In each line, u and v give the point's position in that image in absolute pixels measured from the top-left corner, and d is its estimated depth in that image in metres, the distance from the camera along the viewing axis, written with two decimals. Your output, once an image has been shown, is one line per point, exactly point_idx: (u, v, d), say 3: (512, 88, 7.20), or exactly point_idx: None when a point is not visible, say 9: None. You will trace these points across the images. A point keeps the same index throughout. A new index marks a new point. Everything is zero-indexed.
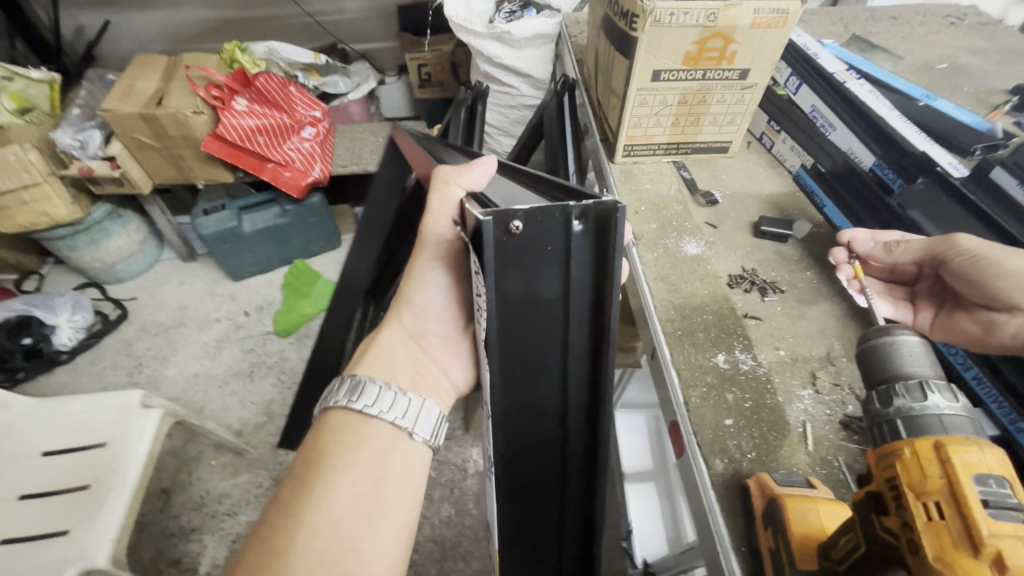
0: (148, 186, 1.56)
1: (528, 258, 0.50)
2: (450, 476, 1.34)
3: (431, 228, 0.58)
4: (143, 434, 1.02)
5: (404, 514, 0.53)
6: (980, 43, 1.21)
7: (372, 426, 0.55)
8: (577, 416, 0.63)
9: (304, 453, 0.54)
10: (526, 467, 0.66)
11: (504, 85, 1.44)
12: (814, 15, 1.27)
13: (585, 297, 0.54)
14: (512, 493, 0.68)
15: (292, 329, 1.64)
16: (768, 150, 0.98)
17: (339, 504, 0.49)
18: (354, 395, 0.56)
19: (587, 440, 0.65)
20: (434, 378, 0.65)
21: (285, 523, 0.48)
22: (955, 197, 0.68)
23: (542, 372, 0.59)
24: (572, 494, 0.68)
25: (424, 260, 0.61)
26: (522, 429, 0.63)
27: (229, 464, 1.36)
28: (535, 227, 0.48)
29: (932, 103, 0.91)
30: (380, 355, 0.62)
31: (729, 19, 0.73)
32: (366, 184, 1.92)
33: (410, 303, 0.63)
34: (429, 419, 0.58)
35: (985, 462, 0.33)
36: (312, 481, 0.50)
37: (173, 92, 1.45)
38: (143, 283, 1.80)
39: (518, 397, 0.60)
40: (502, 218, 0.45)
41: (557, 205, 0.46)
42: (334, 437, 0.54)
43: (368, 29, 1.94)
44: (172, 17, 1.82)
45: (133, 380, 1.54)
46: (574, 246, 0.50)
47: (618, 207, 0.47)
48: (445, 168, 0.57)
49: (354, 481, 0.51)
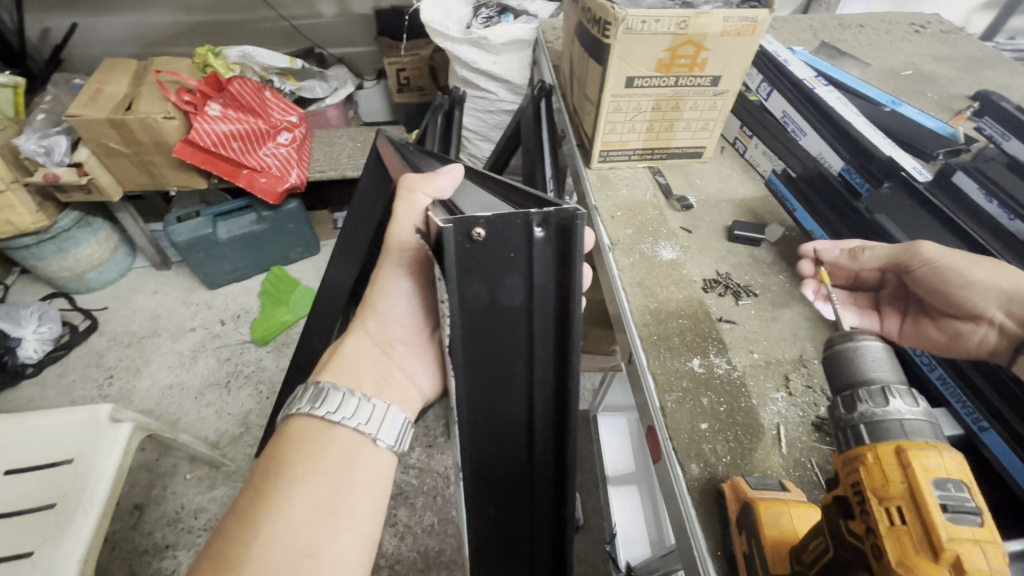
0: (118, 194, 1.53)
1: (490, 265, 0.50)
2: (433, 484, 1.33)
3: (396, 236, 0.60)
4: (113, 450, 0.99)
5: (367, 521, 0.51)
6: (943, 50, 1.24)
7: (334, 433, 0.54)
8: (545, 424, 0.63)
9: (264, 460, 0.52)
10: (495, 475, 0.65)
11: (482, 90, 1.44)
12: (784, 22, 1.30)
13: (549, 303, 0.54)
14: (481, 502, 0.67)
15: (270, 337, 1.61)
16: (741, 155, 0.99)
17: (297, 513, 0.48)
18: (316, 402, 0.55)
19: (556, 448, 0.65)
20: (400, 385, 0.64)
21: (242, 532, 0.47)
22: (919, 200, 0.70)
23: (507, 379, 0.59)
24: (541, 502, 0.68)
25: (388, 266, 0.62)
26: (489, 436, 0.63)
27: (205, 477, 1.33)
28: (496, 234, 0.48)
29: (898, 109, 0.94)
30: (344, 363, 0.61)
31: (699, 27, 0.74)
32: (345, 190, 1.90)
33: (375, 309, 0.62)
34: (394, 425, 0.57)
35: (943, 466, 0.34)
36: (270, 489, 0.49)
37: (143, 97, 1.41)
38: (115, 292, 1.75)
39: (484, 404, 0.60)
40: (464, 225, 0.47)
41: (518, 212, 0.48)
42: (295, 444, 0.53)
43: (345, 33, 1.93)
44: (142, 21, 1.78)
45: (103, 393, 1.49)
46: (536, 253, 0.50)
47: (578, 214, 0.47)
48: (410, 177, 0.60)
49: (314, 489, 0.50)
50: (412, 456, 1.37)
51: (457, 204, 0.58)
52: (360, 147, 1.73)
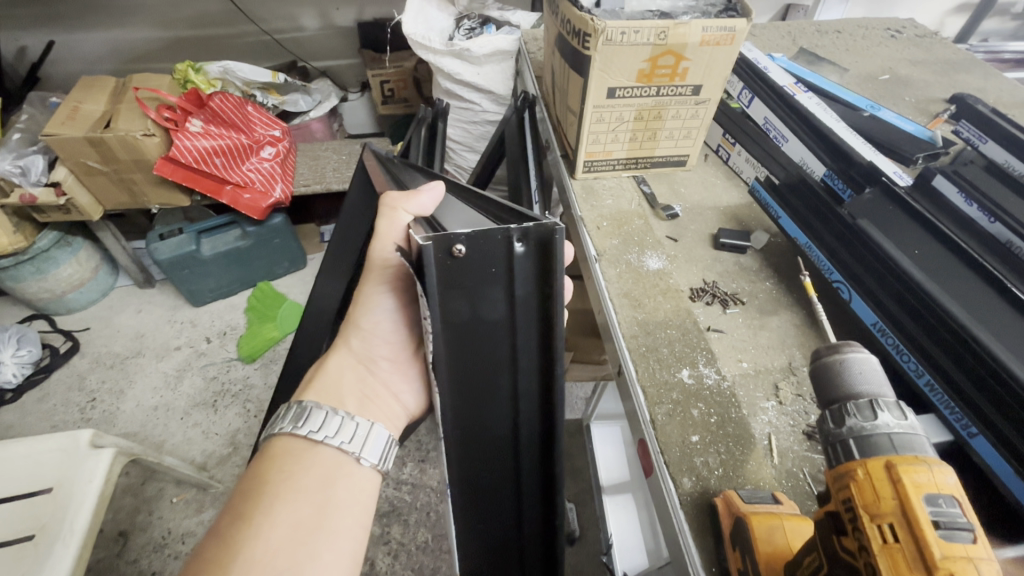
0: (98, 213, 1.50)
1: (471, 280, 0.49)
2: (426, 499, 1.31)
3: (379, 252, 0.58)
4: (94, 477, 0.96)
5: (350, 542, 0.50)
6: (919, 54, 1.27)
7: (317, 452, 0.53)
8: (532, 437, 0.62)
9: (244, 481, 0.50)
10: (482, 490, 0.64)
11: (466, 101, 1.43)
12: (763, 29, 1.32)
13: (530, 316, 0.54)
14: (469, 518, 0.65)
15: (256, 355, 1.58)
16: (725, 162, 1.00)
17: (277, 534, 0.46)
18: (299, 421, 0.53)
19: (543, 462, 0.64)
20: (384, 403, 0.62)
21: (219, 555, 0.45)
22: (902, 205, 0.69)
23: (492, 393, 0.58)
24: (529, 515, 0.66)
25: (370, 284, 0.60)
26: (474, 450, 0.62)
27: (192, 500, 1.30)
28: (476, 251, 0.48)
29: (877, 113, 0.95)
30: (328, 380, 0.60)
31: (678, 37, 0.74)
32: (331, 203, 1.89)
33: (357, 327, 0.61)
34: (378, 442, 0.56)
35: (934, 480, 0.34)
36: (251, 510, 0.48)
37: (122, 114, 1.40)
38: (96, 312, 1.72)
39: (469, 418, 0.59)
40: (444, 242, 0.46)
41: (498, 228, 0.47)
42: (276, 464, 0.51)
43: (328, 46, 1.92)
44: (121, 37, 1.76)
45: (86, 417, 1.46)
46: (517, 266, 0.49)
47: (557, 229, 0.47)
48: (392, 195, 0.58)
49: (296, 509, 0.48)
50: (404, 472, 1.35)
51: (439, 220, 0.57)
52: (345, 160, 1.72)
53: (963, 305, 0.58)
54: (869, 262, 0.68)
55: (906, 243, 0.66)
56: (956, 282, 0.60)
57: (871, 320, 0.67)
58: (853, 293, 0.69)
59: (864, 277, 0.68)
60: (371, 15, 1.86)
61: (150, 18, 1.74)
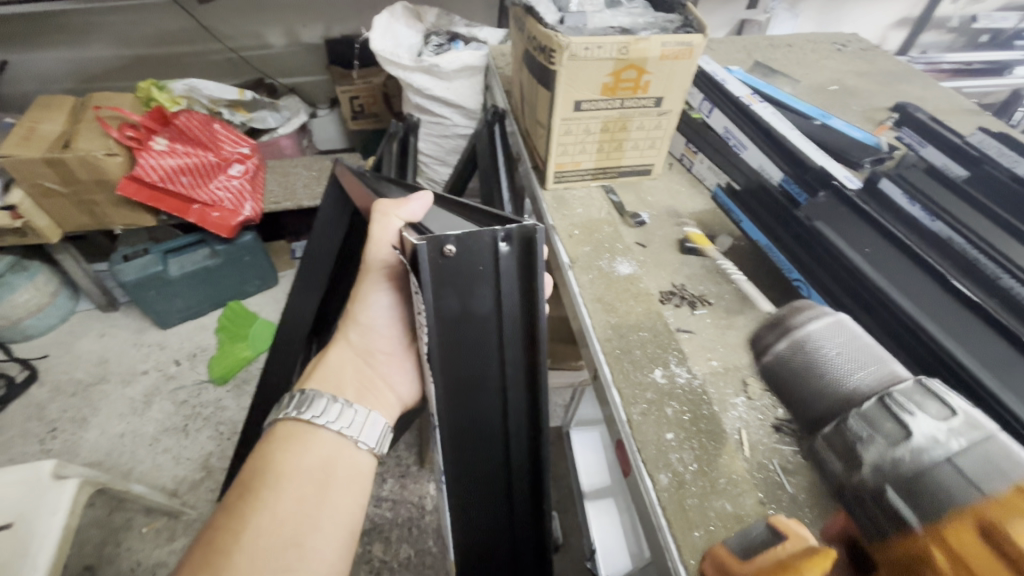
0: (57, 236, 1.45)
1: (459, 279, 0.51)
2: (409, 515, 1.29)
3: (375, 255, 0.59)
4: (57, 509, 0.92)
5: (349, 517, 0.52)
6: (863, 66, 1.35)
7: (318, 435, 0.54)
8: (521, 441, 0.63)
9: (250, 461, 0.52)
10: (474, 488, 0.64)
11: (436, 116, 1.45)
12: (720, 44, 1.38)
13: (516, 313, 0.54)
14: (464, 516, 0.65)
15: (228, 376, 1.54)
16: (689, 170, 1.04)
17: (282, 507, 0.48)
18: (302, 407, 0.55)
19: (531, 465, 0.64)
20: (380, 393, 0.63)
21: (230, 523, 0.47)
22: (851, 206, 0.73)
23: (480, 389, 0.58)
24: (520, 512, 0.66)
25: (367, 283, 0.61)
26: (465, 448, 0.62)
27: (163, 529, 1.26)
28: (465, 250, 0.49)
29: (827, 122, 1.00)
30: (328, 372, 0.61)
31: (639, 52, 0.77)
32: (303, 219, 1.87)
33: (356, 322, 0.62)
34: (375, 429, 0.57)
35: None
36: (258, 484, 0.50)
37: (81, 134, 1.37)
38: (56, 338, 1.65)
39: (458, 416, 0.59)
40: (435, 243, 0.47)
41: (484, 229, 0.48)
42: (279, 445, 0.53)
43: (296, 63, 1.92)
44: (80, 56, 1.72)
45: (46, 448, 1.39)
46: (503, 265, 0.51)
47: (539, 229, 0.48)
48: (382, 201, 0.59)
49: (298, 484, 0.50)
50: (385, 488, 1.33)
51: (425, 224, 0.58)
52: (316, 175, 1.71)
53: (910, 296, 0.63)
54: (823, 257, 0.72)
55: (857, 241, 0.70)
56: (902, 273, 0.65)
57: (827, 313, 0.71)
58: (810, 288, 0.74)
59: (817, 271, 0.72)
60: (339, 32, 1.87)
61: (111, 36, 1.71)
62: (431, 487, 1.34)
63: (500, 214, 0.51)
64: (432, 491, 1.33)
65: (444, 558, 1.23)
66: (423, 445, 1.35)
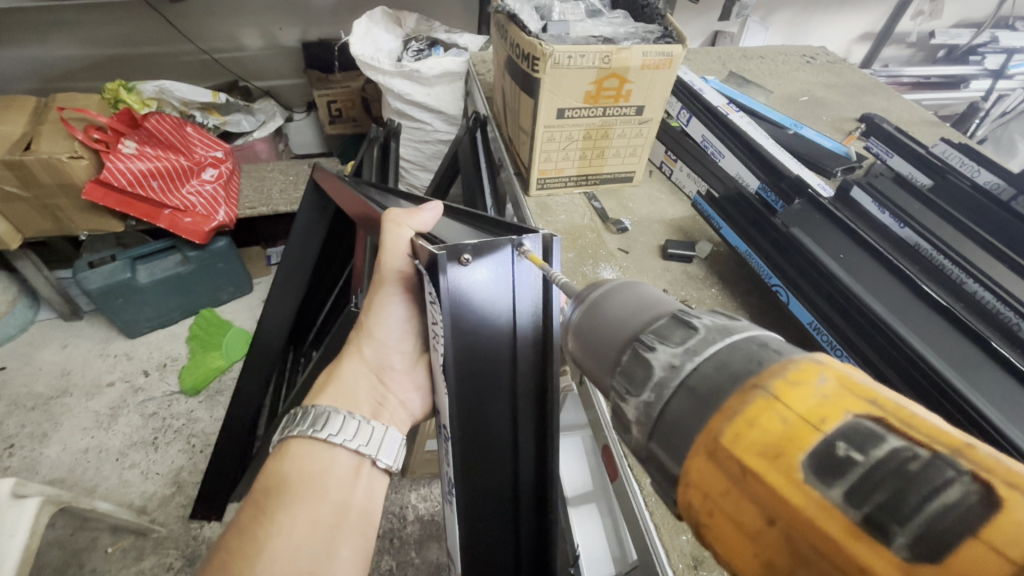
0: (17, 241, 1.39)
1: (477, 284, 0.51)
2: (389, 525, 1.27)
3: (388, 265, 0.58)
4: (16, 531, 0.87)
5: (365, 541, 0.51)
6: (831, 78, 1.40)
7: (334, 455, 0.53)
8: (529, 469, 0.60)
9: (262, 480, 0.51)
10: (483, 514, 0.59)
11: (416, 122, 1.44)
12: (696, 54, 1.42)
13: (529, 322, 0.55)
14: (474, 549, 0.59)
15: (200, 387, 1.49)
16: (669, 177, 1.07)
17: (299, 530, 0.47)
18: (318, 424, 0.54)
19: (539, 493, 0.61)
20: (393, 410, 0.62)
21: (242, 548, 0.46)
22: (826, 214, 0.75)
23: (490, 402, 0.56)
24: (526, 538, 0.62)
25: (381, 295, 0.59)
26: (478, 469, 0.58)
27: (130, 548, 1.20)
28: (483, 259, 0.51)
29: (800, 131, 1.04)
30: (343, 387, 0.59)
31: (621, 61, 0.78)
32: (278, 224, 1.83)
33: (371, 335, 0.61)
34: (392, 445, 0.57)
35: (785, 404, 0.24)
36: (274, 508, 0.48)
37: (44, 136, 1.31)
38: (14, 350, 1.57)
39: (472, 432, 0.57)
40: (454, 252, 0.49)
41: (503, 239, 0.51)
42: (294, 465, 0.52)
43: (271, 66, 1.88)
44: (42, 55, 1.65)
45: (3, 466, 1.32)
46: (518, 270, 0.53)
47: (555, 237, 0.52)
48: (394, 211, 0.59)
49: (315, 507, 0.49)
50: None
51: (439, 236, 0.58)
52: (292, 180, 1.67)
53: (882, 301, 0.65)
54: (802, 266, 0.74)
55: (831, 247, 0.72)
56: (876, 280, 0.67)
57: (806, 319, 0.73)
58: (790, 296, 0.75)
59: (799, 282, 0.74)
60: (315, 35, 1.85)
61: (78, 36, 1.65)
62: (412, 496, 1.32)
63: (515, 225, 0.55)
64: (413, 500, 1.31)
65: (427, 569, 1.21)
66: None
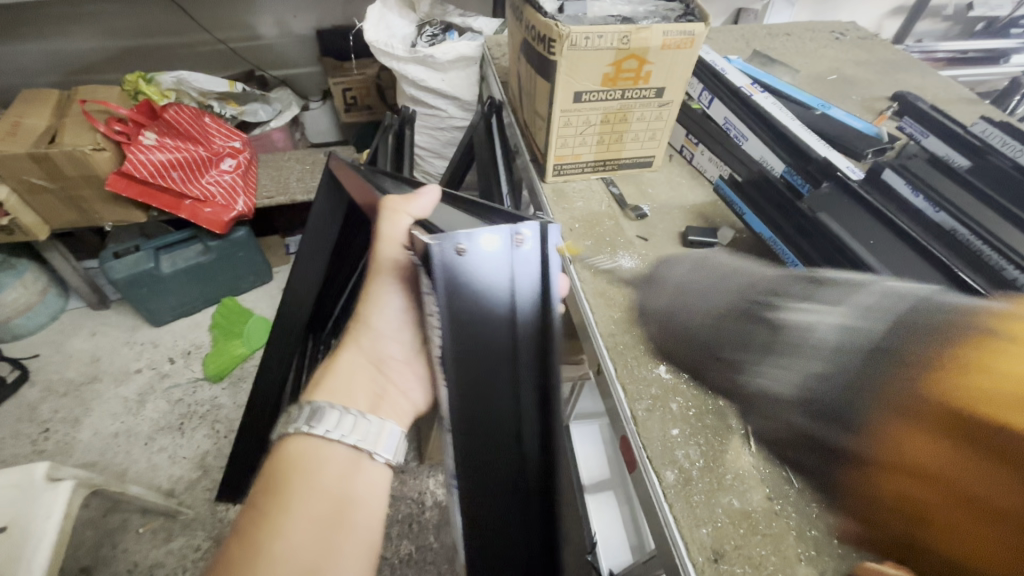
0: (45, 232, 1.42)
1: (473, 272, 0.53)
2: (408, 511, 1.29)
3: (385, 253, 0.59)
4: (51, 512, 0.90)
5: (368, 536, 0.51)
6: (862, 55, 1.34)
7: (331, 450, 0.53)
8: (536, 467, 0.58)
9: (261, 481, 0.52)
10: (490, 518, 0.56)
11: (431, 108, 1.43)
12: (718, 33, 1.37)
13: (528, 309, 0.56)
14: (479, 562, 0.55)
15: (223, 373, 1.52)
16: (689, 162, 1.04)
17: (297, 529, 0.48)
18: (313, 420, 0.54)
19: (550, 500, 0.57)
20: (393, 401, 0.61)
21: (244, 551, 0.46)
22: (855, 198, 0.73)
23: (494, 391, 0.56)
24: (537, 553, 0.57)
25: (378, 284, 0.60)
26: (481, 464, 0.56)
27: (160, 529, 1.24)
28: (478, 247, 0.52)
29: (828, 112, 0.99)
30: (338, 380, 0.59)
31: (641, 41, 0.76)
32: (297, 213, 1.84)
33: (369, 326, 0.61)
34: (391, 438, 0.56)
35: None
36: (272, 509, 0.49)
37: (68, 129, 1.34)
38: (47, 337, 1.62)
39: (475, 423, 0.55)
40: (449, 239, 0.51)
41: (497, 225, 0.53)
42: (294, 463, 0.52)
43: (286, 55, 1.88)
44: (64, 48, 1.68)
45: (39, 449, 1.37)
46: (515, 258, 0.54)
47: (548, 224, 0.54)
48: (392, 198, 0.60)
49: (315, 505, 0.49)
50: None
51: (436, 226, 0.57)
52: (309, 169, 1.68)
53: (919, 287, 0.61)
54: (829, 252, 0.70)
55: (859, 233, 0.69)
56: (907, 267, 0.64)
57: None
58: None
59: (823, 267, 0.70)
60: (330, 22, 1.84)
61: (97, 28, 1.67)
62: (430, 482, 1.34)
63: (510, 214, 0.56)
64: (432, 486, 1.33)
65: (445, 554, 1.23)
66: (422, 441, 1.35)
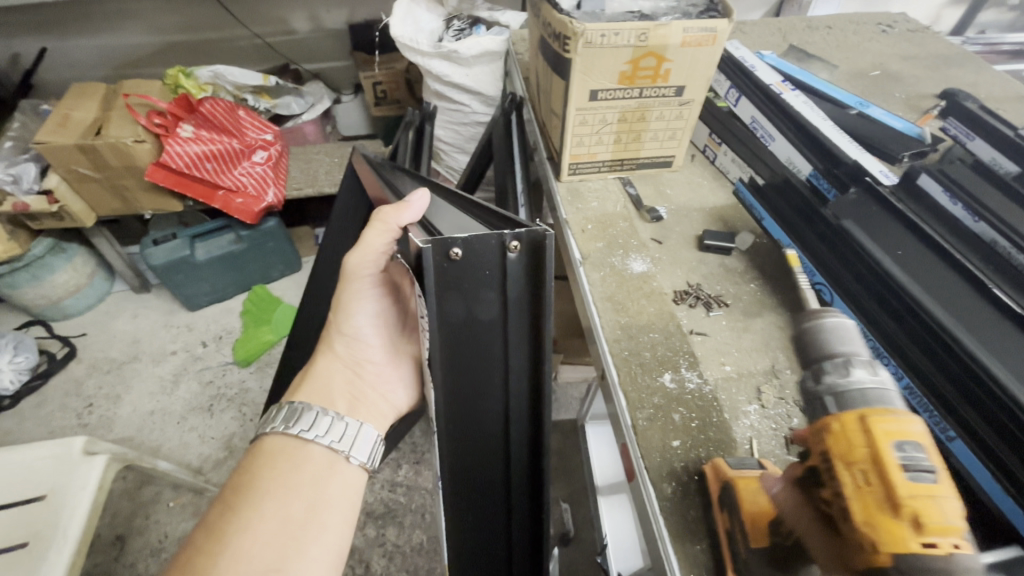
0: (92, 219, 1.51)
1: (463, 282, 0.51)
2: (421, 501, 1.31)
3: (357, 261, 0.61)
4: (86, 485, 0.96)
5: (337, 539, 0.53)
6: (911, 50, 1.26)
7: (308, 451, 0.56)
8: (522, 444, 0.64)
9: (235, 478, 0.54)
10: (472, 472, 0.65)
11: (455, 103, 1.43)
12: (754, 26, 1.31)
13: (522, 318, 0.55)
14: (457, 494, 0.66)
15: (251, 358, 1.59)
16: (712, 162, 1.00)
17: (266, 528, 0.50)
18: (291, 421, 0.57)
19: (532, 475, 0.65)
20: (372, 403, 0.65)
21: (210, 544, 0.49)
22: (884, 205, 0.68)
23: (484, 386, 0.59)
24: (517, 498, 0.67)
25: (352, 292, 0.63)
26: (466, 437, 0.63)
27: (189, 504, 1.31)
28: (472, 254, 0.49)
29: (865, 111, 0.94)
30: (317, 383, 0.63)
31: (659, 39, 0.73)
32: (326, 204, 1.89)
33: (342, 332, 0.65)
34: (366, 442, 0.60)
35: (902, 430, 0.38)
36: (242, 505, 0.51)
37: (113, 122, 1.41)
38: (93, 317, 1.72)
39: (465, 408, 0.60)
40: (441, 246, 0.48)
41: (491, 233, 0.48)
42: (270, 461, 0.55)
43: (320, 49, 1.92)
44: (114, 43, 1.76)
45: (83, 422, 1.46)
46: (510, 272, 0.51)
47: (548, 234, 0.48)
48: (383, 210, 0.58)
49: (286, 504, 0.52)
50: (400, 474, 1.35)
51: (433, 224, 0.56)
52: (338, 163, 1.71)
53: (943, 302, 0.58)
54: (845, 256, 0.68)
55: (888, 242, 0.65)
56: (937, 279, 0.60)
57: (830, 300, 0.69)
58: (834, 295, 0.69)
59: (843, 274, 0.68)
60: (362, 16, 1.86)
61: (143, 24, 1.74)
62: None
63: (508, 217, 0.51)
64: None
65: None
66: None
